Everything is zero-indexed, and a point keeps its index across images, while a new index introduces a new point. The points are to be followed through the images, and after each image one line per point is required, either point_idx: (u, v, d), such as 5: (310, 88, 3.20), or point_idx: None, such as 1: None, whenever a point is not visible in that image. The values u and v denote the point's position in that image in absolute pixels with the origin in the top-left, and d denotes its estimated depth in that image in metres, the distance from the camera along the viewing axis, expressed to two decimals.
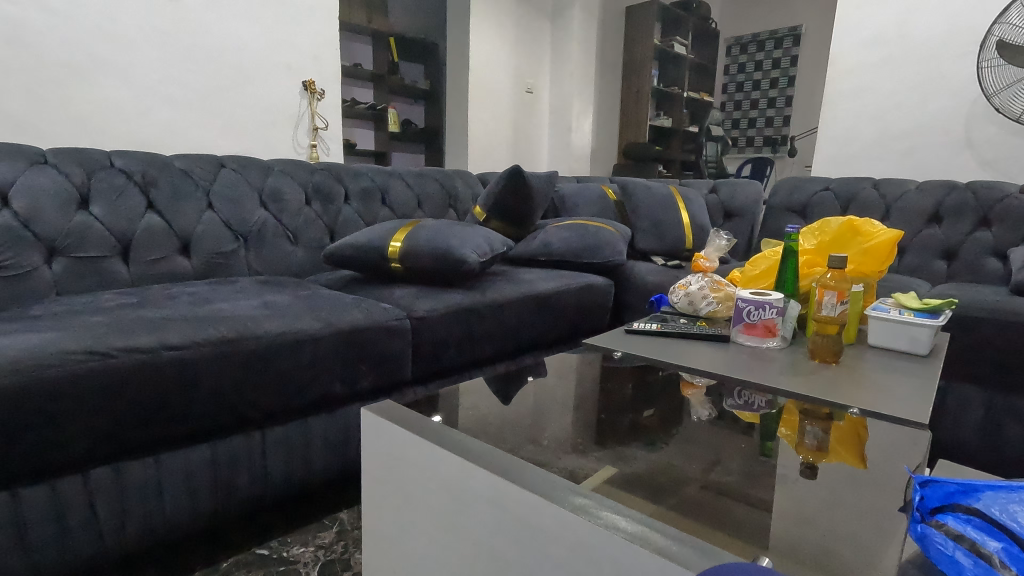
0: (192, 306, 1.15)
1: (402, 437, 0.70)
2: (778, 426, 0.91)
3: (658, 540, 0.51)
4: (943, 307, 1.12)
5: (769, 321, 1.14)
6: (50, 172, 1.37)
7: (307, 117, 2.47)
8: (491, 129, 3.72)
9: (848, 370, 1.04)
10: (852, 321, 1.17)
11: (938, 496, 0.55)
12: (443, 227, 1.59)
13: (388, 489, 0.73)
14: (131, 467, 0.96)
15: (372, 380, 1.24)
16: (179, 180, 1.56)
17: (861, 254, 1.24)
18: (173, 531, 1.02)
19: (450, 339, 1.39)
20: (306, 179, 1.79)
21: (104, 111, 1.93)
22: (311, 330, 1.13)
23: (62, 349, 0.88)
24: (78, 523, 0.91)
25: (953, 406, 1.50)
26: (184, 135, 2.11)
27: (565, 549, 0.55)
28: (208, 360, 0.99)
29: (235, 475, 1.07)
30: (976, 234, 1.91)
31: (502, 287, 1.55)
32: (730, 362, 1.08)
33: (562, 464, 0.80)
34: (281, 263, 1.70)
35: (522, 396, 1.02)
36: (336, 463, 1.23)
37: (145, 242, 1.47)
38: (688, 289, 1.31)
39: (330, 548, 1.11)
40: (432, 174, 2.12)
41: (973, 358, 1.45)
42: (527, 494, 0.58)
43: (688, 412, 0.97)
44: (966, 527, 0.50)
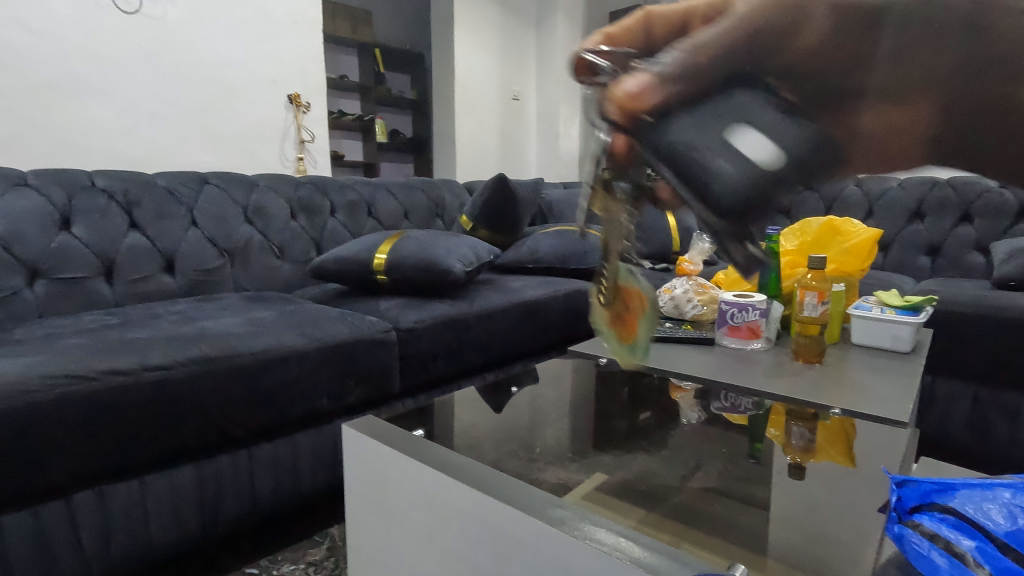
0: (176, 325, 1.14)
1: (382, 454, 0.70)
2: (766, 428, 0.94)
3: (635, 551, 0.51)
4: (924, 304, 1.14)
5: (753, 323, 1.14)
6: (31, 195, 1.36)
7: (294, 130, 2.47)
8: (478, 137, 3.75)
9: (832, 371, 1.04)
10: (834, 321, 1.18)
11: (916, 496, 0.56)
12: (428, 238, 1.59)
13: (372, 506, 0.73)
14: (115, 490, 0.95)
15: (360, 394, 1.24)
16: (162, 198, 1.55)
17: (841, 254, 1.24)
18: (159, 554, 1.00)
19: (439, 349, 1.39)
20: (291, 194, 1.79)
21: (87, 130, 1.91)
22: (295, 346, 1.12)
23: (43, 372, 0.87)
24: (62, 549, 0.90)
25: (940, 401, 1.51)
26: (169, 153, 2.10)
27: (545, 563, 0.55)
28: (191, 379, 0.99)
29: (222, 495, 1.06)
30: (958, 230, 1.94)
31: (490, 296, 1.56)
32: (717, 365, 1.08)
33: (551, 474, 0.80)
34: (267, 278, 1.70)
35: (510, 406, 1.02)
36: (325, 478, 1.22)
37: (129, 261, 1.46)
38: (673, 293, 1.31)
39: (321, 564, 1.11)
40: (418, 185, 2.13)
41: (959, 353, 1.47)
42: (504, 507, 0.58)
43: (680, 416, 0.99)
44: (941, 527, 0.51)
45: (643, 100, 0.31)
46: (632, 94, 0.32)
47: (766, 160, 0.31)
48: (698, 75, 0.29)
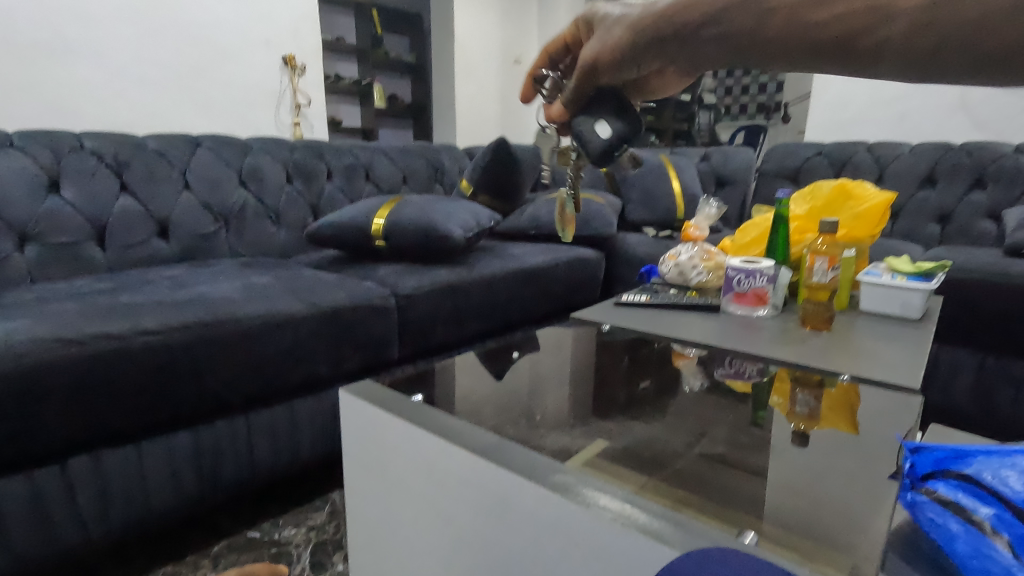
0: (171, 290, 1.12)
1: (379, 419, 0.68)
2: (770, 395, 0.91)
3: (639, 517, 0.49)
4: (936, 271, 1.10)
5: (760, 289, 1.12)
6: (18, 156, 1.32)
7: (289, 94, 2.40)
8: (477, 103, 3.66)
9: (839, 337, 1.02)
10: (843, 287, 1.15)
11: (929, 462, 0.54)
12: (426, 203, 1.55)
13: (370, 471, 0.72)
14: (112, 456, 0.94)
15: (359, 360, 1.22)
16: (154, 161, 1.51)
17: (852, 219, 1.21)
18: (159, 518, 1.00)
19: (438, 316, 1.37)
20: (286, 157, 1.74)
21: (75, 92, 1.84)
22: (292, 312, 1.10)
23: (32, 336, 0.85)
24: (62, 513, 0.90)
25: (945, 370, 1.50)
26: (162, 117, 2.04)
27: (545, 529, 0.54)
28: (186, 344, 0.97)
29: (220, 460, 1.06)
30: (970, 196, 1.88)
31: (490, 262, 1.53)
32: (722, 331, 1.07)
33: (552, 440, 0.78)
34: (264, 244, 1.67)
35: (511, 372, 1.00)
36: (324, 445, 1.21)
37: (122, 226, 1.43)
38: (678, 259, 1.28)
39: (322, 529, 1.11)
40: (416, 150, 2.07)
41: (967, 322, 1.45)
42: (504, 473, 0.56)
43: (681, 382, 0.98)
44: (957, 494, 0.50)
45: (559, 112, 0.65)
46: (552, 108, 0.66)
47: (609, 133, 0.62)
48: (579, 92, 0.62)
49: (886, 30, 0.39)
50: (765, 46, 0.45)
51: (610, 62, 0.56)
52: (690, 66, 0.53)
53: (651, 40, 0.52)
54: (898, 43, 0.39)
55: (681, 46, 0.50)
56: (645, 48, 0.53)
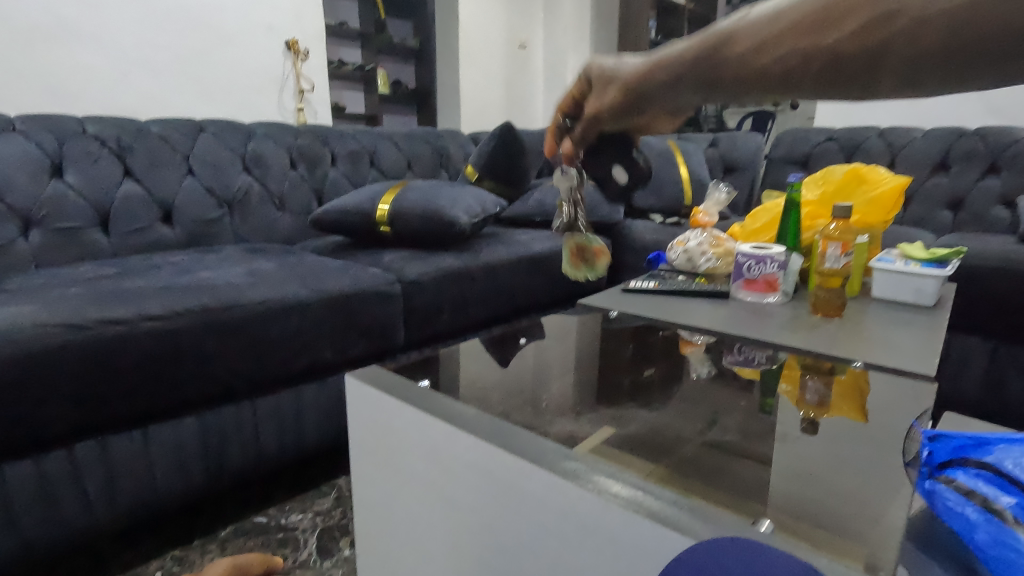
0: (175, 276, 1.11)
1: (386, 405, 0.68)
2: (779, 382, 0.90)
3: (652, 504, 0.48)
4: (951, 257, 1.08)
5: (770, 276, 1.10)
6: (20, 140, 1.31)
7: (293, 79, 2.38)
8: (482, 88, 3.62)
9: (850, 323, 1.00)
10: (856, 274, 1.13)
11: (947, 451, 0.54)
12: (431, 188, 1.54)
13: (376, 457, 0.71)
14: (118, 441, 0.94)
15: (365, 346, 1.22)
16: (156, 146, 1.49)
17: (866, 204, 1.19)
18: (166, 503, 1.00)
19: (444, 302, 1.36)
20: (290, 143, 1.72)
21: (77, 76, 1.83)
22: (297, 298, 1.09)
23: (36, 321, 0.85)
24: (69, 498, 0.90)
25: (955, 358, 1.48)
26: (165, 102, 2.02)
27: (555, 516, 0.53)
28: (190, 330, 0.96)
29: (226, 446, 1.06)
30: (984, 182, 1.85)
31: (496, 248, 1.52)
32: (731, 317, 1.06)
33: (560, 426, 0.77)
34: (268, 230, 1.65)
35: (518, 359, 0.99)
36: (330, 431, 1.21)
37: (126, 211, 1.42)
38: (687, 245, 1.27)
39: (328, 514, 1.11)
40: (421, 135, 2.05)
41: (979, 309, 1.43)
42: (514, 460, 0.55)
43: (688, 370, 0.96)
44: (978, 483, 0.48)
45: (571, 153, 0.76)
46: (567, 145, 0.75)
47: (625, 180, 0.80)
48: (583, 138, 0.70)
49: (844, 59, 0.35)
50: (736, 90, 0.43)
51: (602, 116, 0.61)
52: (681, 109, 0.54)
53: (637, 95, 0.54)
54: (860, 66, 0.35)
55: (662, 96, 0.52)
56: (636, 101, 0.56)
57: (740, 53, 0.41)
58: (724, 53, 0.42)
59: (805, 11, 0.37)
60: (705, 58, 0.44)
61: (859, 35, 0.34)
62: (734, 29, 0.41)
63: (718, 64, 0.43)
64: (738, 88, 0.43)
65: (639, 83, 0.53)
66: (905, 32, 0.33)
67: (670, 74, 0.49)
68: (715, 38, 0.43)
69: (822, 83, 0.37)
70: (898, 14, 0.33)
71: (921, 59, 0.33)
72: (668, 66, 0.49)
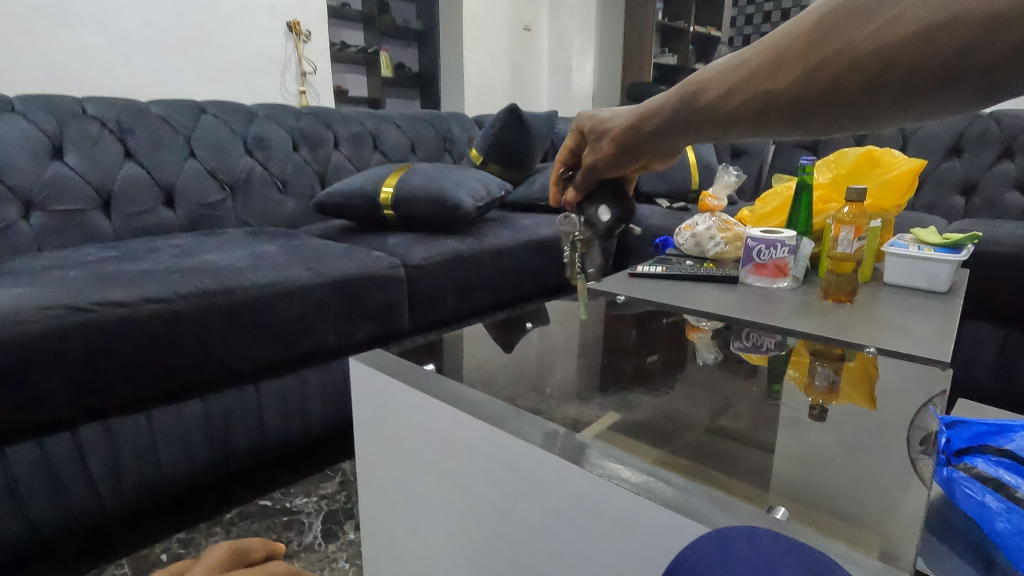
0: (177, 258, 1.10)
1: (391, 388, 0.67)
2: (786, 368, 0.88)
3: (663, 491, 0.47)
4: (966, 242, 1.06)
5: (780, 260, 1.09)
6: (19, 121, 1.29)
7: (295, 61, 2.35)
8: (486, 71, 3.57)
9: (862, 309, 0.99)
10: (868, 259, 1.12)
11: (965, 438, 0.53)
12: (435, 171, 1.52)
13: (381, 441, 0.70)
14: (122, 424, 0.93)
15: (369, 331, 1.21)
16: (157, 127, 1.48)
17: (879, 188, 1.17)
18: (171, 486, 1.00)
19: (448, 287, 1.34)
20: (292, 125, 1.70)
21: (76, 57, 1.80)
22: (300, 281, 1.08)
23: (37, 303, 0.84)
24: (73, 481, 0.90)
25: (966, 345, 1.46)
26: (167, 84, 2.00)
27: (563, 501, 0.52)
28: (193, 312, 0.95)
29: (231, 429, 1.05)
30: (998, 166, 1.82)
31: (501, 233, 1.50)
32: (739, 303, 1.04)
33: (567, 411, 0.76)
34: (271, 213, 1.64)
35: (524, 343, 0.97)
36: (334, 415, 1.21)
37: (127, 193, 1.41)
38: (695, 230, 1.24)
39: (333, 498, 1.11)
40: (424, 117, 2.02)
41: (992, 296, 1.41)
42: (521, 444, 0.55)
43: (693, 356, 0.95)
44: (999, 470, 0.48)
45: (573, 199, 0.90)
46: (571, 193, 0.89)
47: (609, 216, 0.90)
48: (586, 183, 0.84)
49: (801, 100, 0.40)
50: (721, 130, 0.49)
51: (602, 164, 0.75)
52: (674, 149, 0.63)
53: (631, 141, 0.66)
54: (811, 105, 0.39)
55: (657, 138, 0.60)
56: (634, 146, 0.66)
57: (721, 95, 0.47)
58: (703, 97, 0.49)
59: (763, 59, 0.42)
60: (689, 106, 0.51)
61: (811, 76, 0.38)
62: (708, 79, 0.48)
63: (701, 107, 0.50)
64: (722, 126, 0.49)
65: (634, 132, 0.64)
66: (841, 72, 0.37)
67: (659, 120, 0.58)
68: (695, 90, 0.50)
69: (785, 118, 0.42)
70: (837, 55, 0.36)
71: (859, 92, 0.36)
72: (657, 116, 0.58)
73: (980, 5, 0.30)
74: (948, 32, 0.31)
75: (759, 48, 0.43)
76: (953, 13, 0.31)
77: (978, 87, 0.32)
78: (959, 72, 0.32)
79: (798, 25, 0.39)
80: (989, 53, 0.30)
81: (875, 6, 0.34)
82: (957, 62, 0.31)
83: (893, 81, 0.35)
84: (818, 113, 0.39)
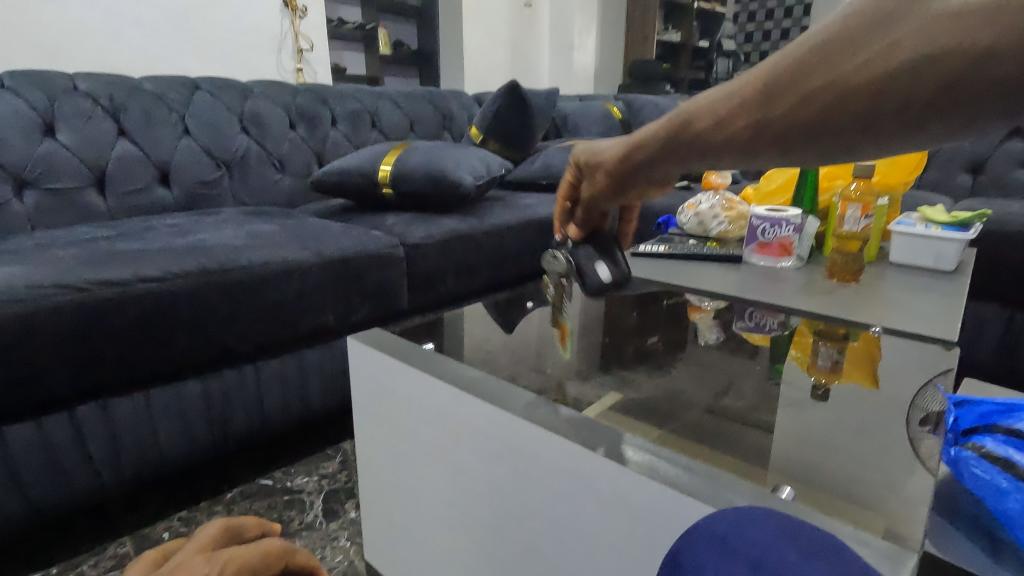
0: (173, 237, 1.09)
1: (391, 366, 0.66)
2: (789, 349, 0.88)
3: (667, 470, 0.46)
4: (974, 220, 1.04)
5: (785, 239, 1.07)
6: (10, 98, 1.27)
7: (291, 38, 2.30)
8: (486, 48, 3.50)
9: (867, 288, 0.98)
10: (874, 237, 1.10)
11: (972, 419, 0.53)
12: (433, 149, 1.49)
13: (381, 419, 0.70)
14: (121, 404, 0.93)
15: (368, 311, 1.20)
16: (151, 104, 1.45)
17: (887, 165, 1.15)
18: (171, 465, 1.00)
19: (448, 266, 1.33)
20: (289, 102, 1.67)
21: (67, 32, 1.76)
22: (298, 260, 1.07)
23: (31, 282, 0.83)
24: (71, 461, 0.89)
25: (971, 325, 1.45)
26: (160, 61, 1.96)
27: (562, 480, 0.52)
28: (191, 292, 0.94)
29: (231, 409, 1.05)
30: (1006, 145, 1.79)
31: (501, 212, 1.48)
32: (743, 282, 1.02)
33: (568, 390, 0.76)
34: (268, 192, 1.61)
35: (524, 323, 0.96)
36: (334, 395, 1.20)
37: (121, 172, 1.38)
38: (698, 209, 1.23)
39: (334, 477, 1.11)
40: (423, 95, 1.99)
41: (997, 275, 1.39)
42: (522, 423, 0.54)
43: (696, 336, 0.94)
44: (1007, 449, 0.47)
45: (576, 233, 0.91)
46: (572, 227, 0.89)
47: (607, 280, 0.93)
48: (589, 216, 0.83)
49: (790, 129, 0.38)
50: (709, 161, 0.47)
51: (601, 196, 0.74)
52: (664, 179, 0.60)
53: (620, 171, 0.64)
54: (806, 132, 0.37)
55: (646, 168, 0.58)
56: (627, 177, 0.64)
57: (706, 128, 0.45)
58: (691, 128, 0.47)
59: (750, 89, 0.40)
60: (676, 137, 0.49)
61: (800, 106, 0.37)
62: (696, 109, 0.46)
63: (689, 137, 0.47)
64: (711, 157, 0.46)
65: (623, 161, 0.63)
66: (836, 100, 0.35)
67: (646, 150, 0.56)
68: (682, 120, 0.48)
69: (776, 148, 0.39)
70: (828, 85, 0.35)
71: (854, 121, 0.35)
72: (646, 147, 0.56)
73: (974, 35, 0.29)
74: (942, 61, 0.30)
75: (746, 80, 0.41)
76: (949, 42, 0.29)
77: (977, 114, 0.31)
78: (960, 95, 0.30)
79: (787, 55, 0.38)
80: (986, 79, 0.29)
81: (866, 35, 0.33)
82: (958, 84, 0.30)
83: (889, 108, 0.33)
84: (811, 141, 0.37)
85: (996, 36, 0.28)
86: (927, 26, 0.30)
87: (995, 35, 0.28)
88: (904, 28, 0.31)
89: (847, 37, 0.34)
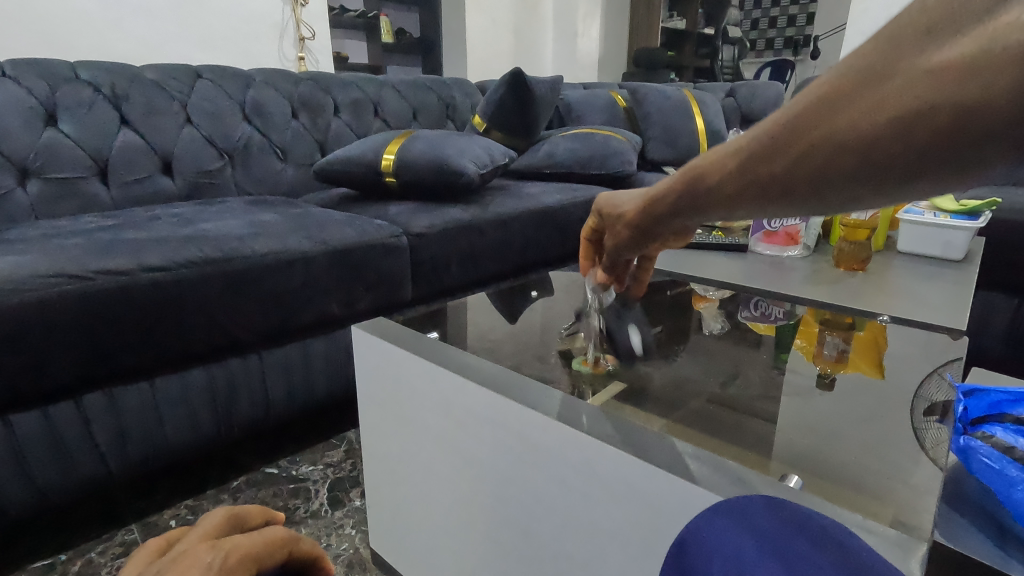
0: (176, 227, 1.09)
1: (395, 355, 0.66)
2: (795, 338, 0.87)
3: (672, 459, 0.46)
4: (984, 209, 1.03)
5: (791, 228, 1.09)
6: (11, 86, 1.27)
7: (293, 26, 2.28)
8: (489, 36, 3.47)
9: (874, 277, 0.98)
10: (882, 226, 1.09)
11: (984, 409, 0.54)
12: (437, 138, 1.49)
13: (386, 408, 0.70)
14: (126, 393, 0.93)
15: (372, 300, 1.20)
16: (152, 93, 1.44)
17: None
18: (176, 453, 1.01)
19: (451, 256, 1.33)
20: (290, 91, 1.66)
21: (67, 19, 1.75)
22: (301, 249, 1.07)
23: (35, 271, 0.83)
24: (78, 449, 0.90)
25: (978, 314, 1.45)
26: (161, 49, 1.94)
27: (566, 468, 0.52)
28: (194, 281, 0.94)
29: (235, 399, 1.05)
30: None
31: (505, 201, 1.47)
32: (748, 272, 1.04)
33: (573, 379, 0.75)
34: (271, 181, 1.61)
35: (528, 312, 0.96)
36: (338, 385, 1.20)
37: (123, 161, 1.38)
38: None
39: (339, 466, 1.12)
40: (426, 83, 1.97)
41: (1005, 265, 1.38)
42: (526, 411, 0.54)
43: (700, 326, 0.93)
44: (1019, 439, 0.48)
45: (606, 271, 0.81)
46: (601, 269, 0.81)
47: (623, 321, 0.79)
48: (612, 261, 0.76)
49: (793, 184, 0.36)
50: (719, 214, 0.45)
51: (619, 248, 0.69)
52: (680, 228, 0.58)
53: (631, 223, 0.62)
54: (809, 185, 0.35)
55: (656, 220, 0.56)
56: (640, 231, 0.62)
57: (712, 181, 0.43)
58: (696, 182, 0.45)
59: (750, 143, 0.39)
60: (684, 192, 0.47)
61: (797, 163, 0.35)
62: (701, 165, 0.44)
63: (694, 192, 0.46)
64: (720, 211, 0.44)
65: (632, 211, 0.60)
66: (833, 155, 0.33)
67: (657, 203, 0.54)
68: (689, 175, 0.46)
69: (781, 203, 0.38)
70: (823, 141, 0.33)
71: (854, 174, 0.33)
72: (655, 200, 0.54)
73: (959, 90, 0.27)
74: (931, 115, 0.28)
75: (745, 137, 0.40)
76: (935, 99, 0.28)
77: (980, 162, 0.29)
78: (958, 146, 0.28)
79: (781, 114, 0.36)
80: (978, 128, 0.27)
81: (855, 92, 0.32)
82: (952, 136, 0.28)
83: (888, 163, 0.31)
84: (816, 195, 0.36)
85: (982, 88, 0.26)
86: (913, 81, 0.29)
87: (980, 88, 0.26)
88: (891, 85, 0.30)
89: (837, 92, 0.32)
